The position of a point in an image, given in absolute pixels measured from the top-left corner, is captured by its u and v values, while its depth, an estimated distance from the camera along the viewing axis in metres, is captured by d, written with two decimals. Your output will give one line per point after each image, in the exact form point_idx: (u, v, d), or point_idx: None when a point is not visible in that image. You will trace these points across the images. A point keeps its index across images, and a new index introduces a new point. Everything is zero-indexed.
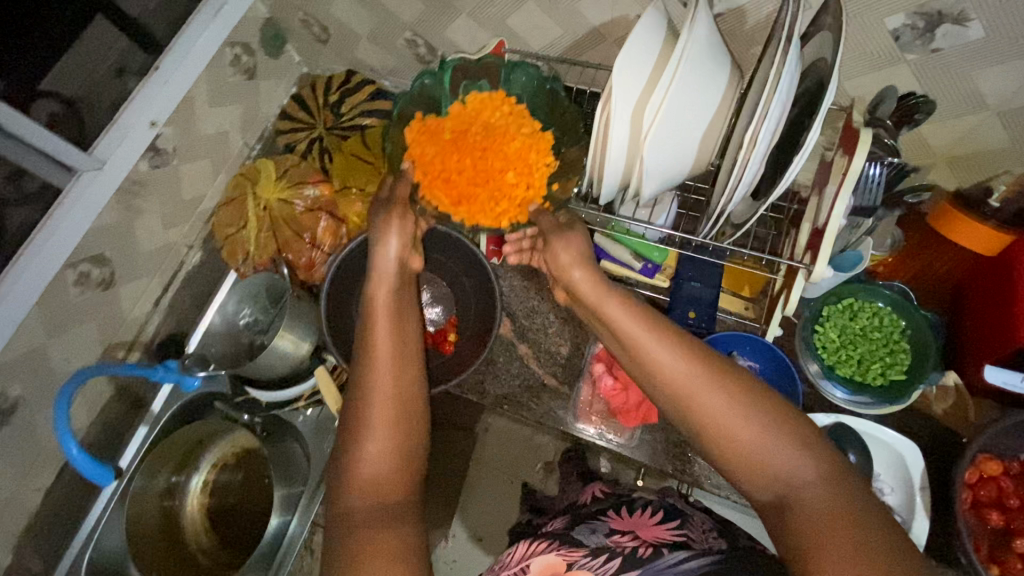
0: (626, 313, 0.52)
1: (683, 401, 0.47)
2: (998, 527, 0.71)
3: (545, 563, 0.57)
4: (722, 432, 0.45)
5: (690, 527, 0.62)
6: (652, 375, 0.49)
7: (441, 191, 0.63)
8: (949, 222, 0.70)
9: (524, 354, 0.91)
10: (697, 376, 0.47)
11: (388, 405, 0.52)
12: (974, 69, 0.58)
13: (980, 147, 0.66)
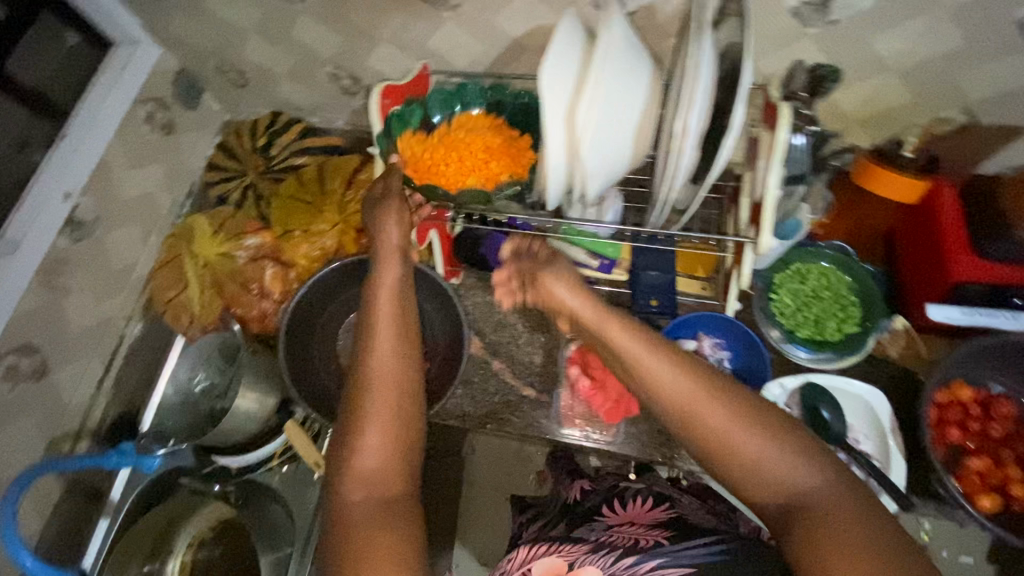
0: (630, 334, 0.50)
1: (690, 420, 0.46)
2: (955, 446, 0.75)
3: (547, 567, 0.55)
4: (732, 451, 0.44)
5: (679, 505, 0.70)
6: (651, 388, 0.48)
7: (429, 177, 0.69)
8: (873, 176, 0.74)
9: (499, 370, 0.91)
10: (697, 390, 0.46)
11: (387, 410, 0.51)
12: (869, 36, 0.62)
13: (887, 104, 0.71)
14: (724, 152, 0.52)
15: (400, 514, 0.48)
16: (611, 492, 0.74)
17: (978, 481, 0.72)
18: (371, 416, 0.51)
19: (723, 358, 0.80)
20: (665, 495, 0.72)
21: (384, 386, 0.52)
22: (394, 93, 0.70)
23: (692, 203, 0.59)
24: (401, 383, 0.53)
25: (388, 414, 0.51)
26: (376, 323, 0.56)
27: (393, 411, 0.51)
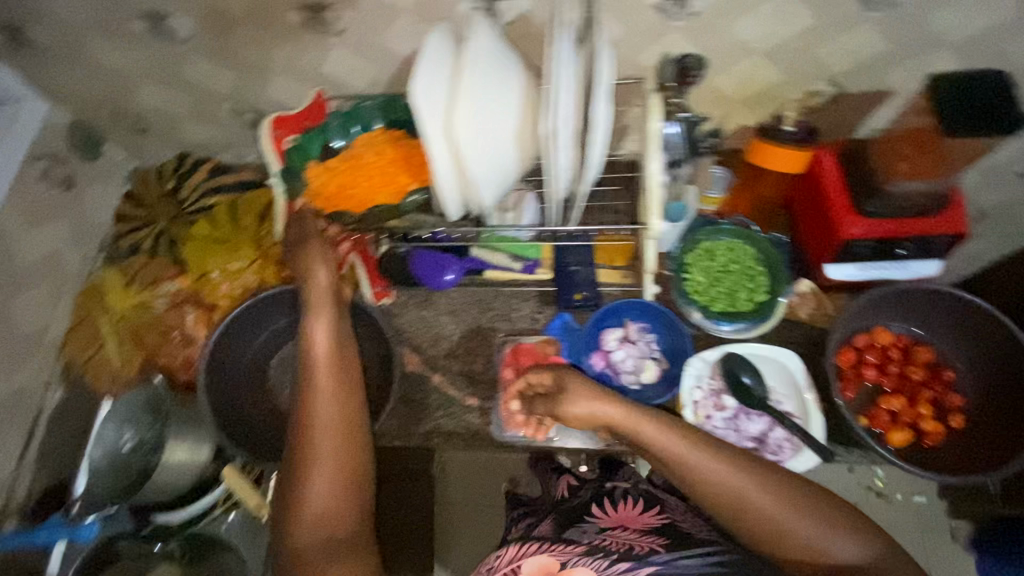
0: (658, 429, 0.58)
1: (734, 504, 0.53)
2: (869, 386, 0.80)
3: (539, 564, 0.55)
4: (775, 529, 0.52)
5: (672, 510, 0.67)
6: (708, 489, 0.54)
7: (333, 199, 0.69)
8: (760, 152, 0.79)
9: (439, 384, 0.92)
10: (745, 480, 0.54)
11: (334, 455, 0.55)
12: (731, 23, 0.67)
13: (761, 83, 0.76)
14: (596, 147, 0.54)
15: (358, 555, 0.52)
16: (598, 488, 0.74)
17: (888, 418, 0.77)
18: (318, 469, 0.54)
19: (647, 341, 0.84)
20: (655, 496, 0.71)
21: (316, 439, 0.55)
22: (286, 123, 0.71)
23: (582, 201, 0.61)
24: (347, 430, 0.56)
25: (333, 462, 0.55)
26: (315, 370, 0.58)
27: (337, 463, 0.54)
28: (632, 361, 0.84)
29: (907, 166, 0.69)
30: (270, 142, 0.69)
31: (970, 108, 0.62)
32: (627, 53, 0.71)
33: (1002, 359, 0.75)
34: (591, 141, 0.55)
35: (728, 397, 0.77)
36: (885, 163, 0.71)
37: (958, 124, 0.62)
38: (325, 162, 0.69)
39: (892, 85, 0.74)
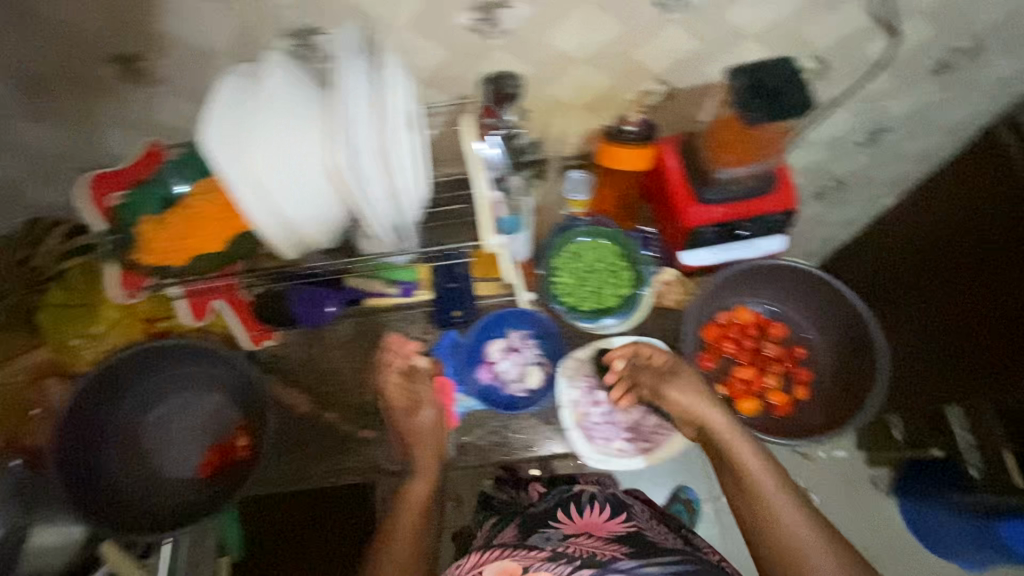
0: (731, 434, 0.71)
1: (757, 507, 0.67)
2: (729, 358, 0.88)
3: (501, 570, 0.62)
4: (801, 557, 0.62)
5: (638, 518, 0.72)
6: (769, 523, 0.65)
7: (167, 252, 0.68)
8: (607, 154, 0.82)
9: (334, 421, 0.90)
10: (777, 495, 0.66)
11: (413, 507, 0.75)
12: (547, 35, 0.69)
13: (595, 88, 0.80)
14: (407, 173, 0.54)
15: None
16: (564, 492, 0.77)
17: (741, 387, 0.87)
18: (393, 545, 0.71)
19: (529, 347, 0.87)
20: (622, 504, 0.75)
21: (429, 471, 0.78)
22: (109, 179, 0.68)
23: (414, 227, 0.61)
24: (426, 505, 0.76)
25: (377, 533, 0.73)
26: (416, 435, 0.79)
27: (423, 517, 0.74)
28: (518, 369, 0.86)
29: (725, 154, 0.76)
30: (91, 202, 0.67)
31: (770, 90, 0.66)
32: (458, 73, 0.73)
33: (846, 334, 0.85)
34: (393, 163, 0.53)
35: (603, 392, 0.84)
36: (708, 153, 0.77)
37: (760, 107, 0.66)
38: (154, 216, 0.66)
39: (713, 77, 0.80)
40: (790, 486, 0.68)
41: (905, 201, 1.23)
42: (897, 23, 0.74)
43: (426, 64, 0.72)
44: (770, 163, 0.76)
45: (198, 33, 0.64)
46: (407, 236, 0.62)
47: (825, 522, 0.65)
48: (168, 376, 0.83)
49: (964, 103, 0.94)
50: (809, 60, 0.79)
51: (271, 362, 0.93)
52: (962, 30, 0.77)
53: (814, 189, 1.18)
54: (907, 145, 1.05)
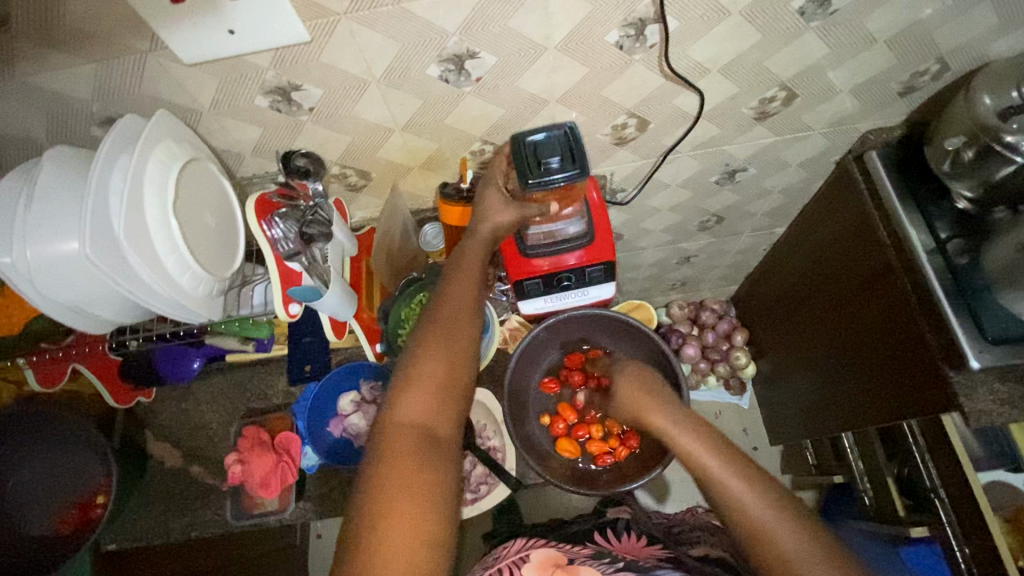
0: (698, 444, 0.69)
1: (753, 526, 0.62)
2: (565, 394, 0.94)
3: (545, 556, 0.74)
4: (781, 553, 0.59)
5: (673, 549, 0.81)
6: (746, 520, 0.62)
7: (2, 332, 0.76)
8: (446, 211, 0.86)
9: (201, 475, 0.93)
10: (757, 494, 0.63)
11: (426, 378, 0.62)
12: (351, 109, 0.73)
13: (425, 149, 0.84)
14: (164, 260, 0.59)
15: (428, 480, 0.56)
16: (602, 522, 0.89)
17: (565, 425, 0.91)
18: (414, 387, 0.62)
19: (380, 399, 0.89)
20: (657, 537, 0.85)
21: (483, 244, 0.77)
22: None
23: (200, 303, 0.65)
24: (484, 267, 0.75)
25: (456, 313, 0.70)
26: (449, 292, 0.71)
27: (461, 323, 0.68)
28: (367, 422, 0.88)
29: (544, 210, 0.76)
30: None
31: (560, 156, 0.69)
32: (279, 144, 0.78)
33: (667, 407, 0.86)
34: (157, 251, 0.58)
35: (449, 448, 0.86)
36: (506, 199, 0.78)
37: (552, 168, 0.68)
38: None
39: None
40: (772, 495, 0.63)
41: (792, 229, 1.25)
42: (697, 81, 0.78)
43: (246, 138, 0.76)
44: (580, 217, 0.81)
45: (12, 125, 0.68)
46: (205, 311, 0.67)
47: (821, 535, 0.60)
48: (24, 439, 0.85)
49: (806, 141, 0.97)
50: (624, 116, 0.82)
51: (143, 418, 0.97)
52: (768, 82, 0.80)
53: (696, 222, 1.21)
54: (770, 179, 1.08)
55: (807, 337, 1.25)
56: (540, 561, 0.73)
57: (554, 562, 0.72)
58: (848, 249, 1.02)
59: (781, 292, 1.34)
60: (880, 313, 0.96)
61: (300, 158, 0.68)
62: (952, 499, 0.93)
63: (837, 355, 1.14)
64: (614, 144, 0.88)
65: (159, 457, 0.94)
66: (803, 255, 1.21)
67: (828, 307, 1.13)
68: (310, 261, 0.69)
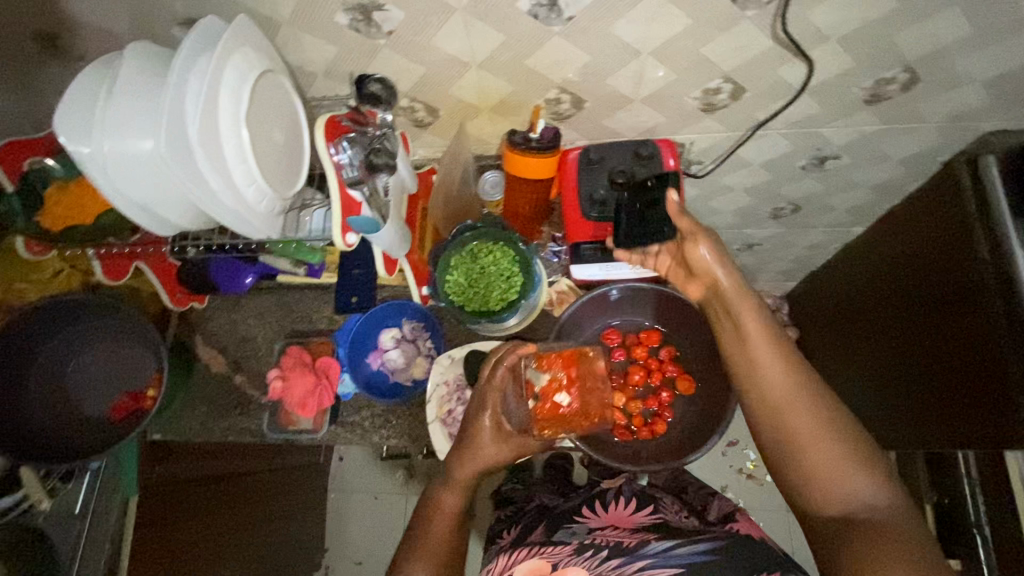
0: (753, 315, 0.68)
1: (778, 410, 0.62)
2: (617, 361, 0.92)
3: (531, 564, 0.71)
4: (783, 399, 0.63)
5: (661, 511, 0.82)
6: (761, 375, 0.65)
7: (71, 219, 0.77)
8: (509, 159, 0.83)
9: (241, 384, 0.97)
10: (778, 352, 0.65)
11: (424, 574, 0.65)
12: (429, 38, 0.70)
13: (499, 92, 0.80)
14: (232, 171, 0.58)
15: None
16: (592, 494, 0.90)
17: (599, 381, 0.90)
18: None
19: (422, 339, 0.90)
20: (647, 499, 0.86)
21: (465, 482, 0.75)
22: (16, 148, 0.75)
23: (262, 220, 0.65)
24: (459, 515, 0.73)
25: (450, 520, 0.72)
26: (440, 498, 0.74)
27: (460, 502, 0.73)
28: (405, 359, 0.89)
29: (543, 394, 0.80)
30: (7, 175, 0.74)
31: (628, 227, 0.74)
32: (353, 67, 0.75)
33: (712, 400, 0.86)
34: (226, 160, 0.58)
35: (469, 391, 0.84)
36: (500, 432, 0.77)
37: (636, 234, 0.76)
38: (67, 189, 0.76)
39: (616, 90, 0.78)
40: (808, 387, 0.63)
41: (872, 230, 1.16)
42: (810, 49, 0.70)
43: (321, 58, 0.74)
44: (652, 184, 0.76)
45: (100, 16, 0.69)
46: (265, 228, 0.67)
47: (849, 426, 0.60)
48: (94, 327, 0.91)
49: (915, 134, 0.87)
50: (718, 80, 0.75)
51: (195, 322, 1.01)
52: (889, 61, 0.72)
53: (768, 209, 1.13)
54: (861, 173, 0.98)
55: (867, 347, 1.17)
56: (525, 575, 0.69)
57: (540, 571, 0.69)
58: (936, 262, 0.93)
59: (844, 296, 1.26)
60: (958, 334, 0.89)
61: (375, 84, 0.65)
62: (994, 538, 0.88)
63: (896, 370, 1.07)
64: (700, 110, 0.81)
65: (205, 362, 0.99)
66: (879, 257, 1.12)
67: (897, 320, 1.06)
68: (371, 192, 0.68)
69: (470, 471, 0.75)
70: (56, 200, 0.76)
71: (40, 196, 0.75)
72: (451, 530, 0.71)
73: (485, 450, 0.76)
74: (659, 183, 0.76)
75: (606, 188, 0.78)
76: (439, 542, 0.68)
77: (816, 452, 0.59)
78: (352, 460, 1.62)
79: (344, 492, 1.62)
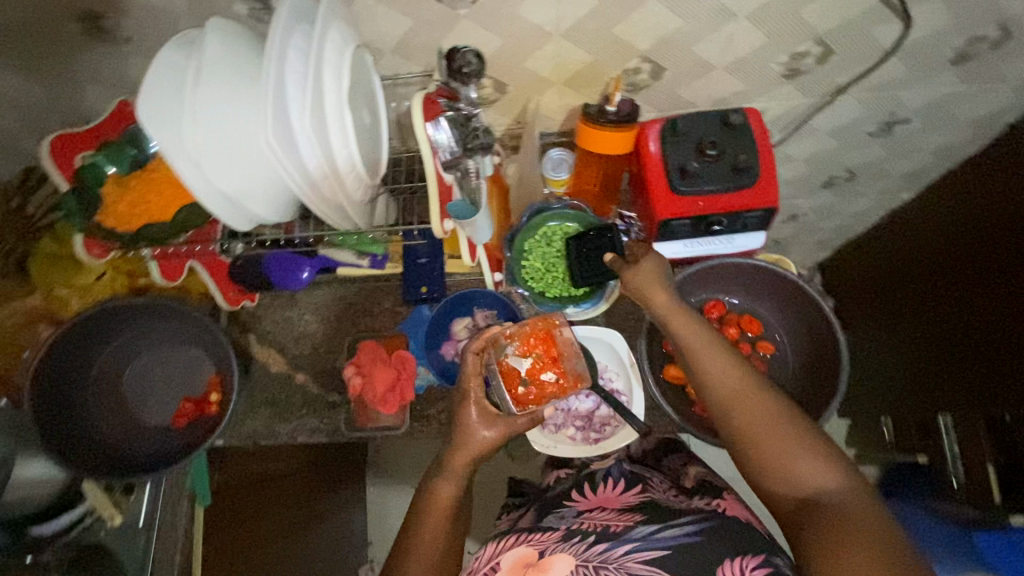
0: (693, 326, 0.65)
1: (734, 413, 0.60)
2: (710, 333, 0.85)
3: (517, 554, 0.67)
4: (733, 406, 0.60)
5: (650, 490, 0.77)
6: (709, 386, 0.62)
7: (128, 219, 0.71)
8: (584, 136, 0.79)
9: (304, 383, 0.93)
10: (721, 356, 0.62)
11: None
12: (515, 7, 0.65)
13: (576, 64, 0.76)
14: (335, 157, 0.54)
15: None
16: (582, 475, 0.85)
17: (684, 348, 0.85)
18: None
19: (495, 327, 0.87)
20: (637, 479, 0.80)
21: (459, 473, 0.70)
22: (68, 142, 0.71)
23: (355, 210, 0.61)
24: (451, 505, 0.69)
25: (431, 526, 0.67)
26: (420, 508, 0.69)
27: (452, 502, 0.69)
28: None
29: (530, 377, 0.81)
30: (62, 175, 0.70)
31: (584, 266, 0.81)
32: (427, 42, 0.70)
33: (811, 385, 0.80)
34: (329, 143, 0.53)
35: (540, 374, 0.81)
36: (486, 413, 0.72)
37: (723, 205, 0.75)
38: (126, 185, 0.70)
39: (701, 58, 0.74)
40: (755, 381, 0.61)
41: (925, 194, 1.15)
42: (909, 7, 0.68)
43: (395, 34, 0.69)
44: (745, 154, 0.73)
45: None
46: (358, 217, 0.62)
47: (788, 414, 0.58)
48: (155, 330, 0.86)
49: (990, 94, 0.86)
50: (809, 44, 0.73)
51: (248, 322, 0.96)
52: (986, 17, 0.70)
53: (823, 177, 1.11)
54: (926, 137, 0.97)
55: (914, 313, 1.17)
56: (511, 565, 0.65)
57: (525, 561, 0.65)
58: (998, 224, 0.93)
59: (890, 264, 1.25)
60: (1016, 299, 0.90)
61: (471, 55, 0.62)
62: None
63: (948, 334, 1.07)
64: (782, 76, 0.79)
65: (262, 362, 0.94)
66: (934, 223, 1.11)
67: (950, 287, 1.05)
68: (463, 173, 0.64)
69: (464, 459, 0.70)
70: (117, 198, 0.70)
71: (100, 194, 0.70)
72: (443, 527, 0.67)
73: (477, 437, 0.70)
74: (752, 153, 0.73)
75: (696, 159, 0.75)
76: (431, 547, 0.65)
77: (779, 449, 0.57)
78: (390, 453, 1.58)
79: (383, 488, 1.59)
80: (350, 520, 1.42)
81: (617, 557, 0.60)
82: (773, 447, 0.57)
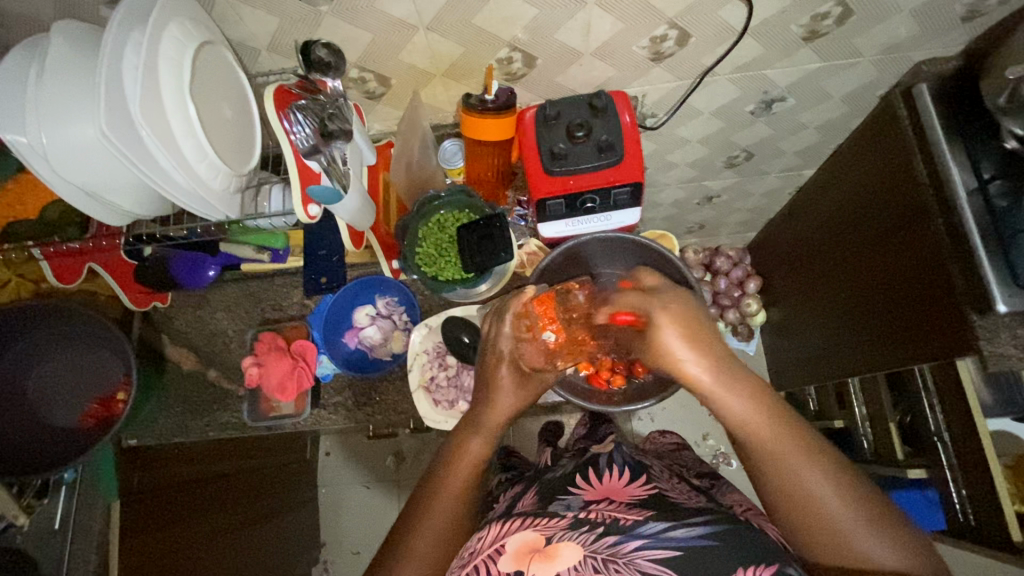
0: (735, 389, 0.61)
1: (775, 464, 0.57)
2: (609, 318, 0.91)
3: (523, 539, 0.59)
4: (775, 455, 0.57)
5: (659, 483, 0.74)
6: (749, 439, 0.59)
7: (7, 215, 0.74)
8: (463, 124, 0.83)
9: (217, 379, 0.96)
10: (768, 417, 0.59)
11: None
12: (373, 2, 0.68)
13: (452, 56, 0.79)
14: (183, 148, 0.57)
15: None
16: (585, 461, 0.82)
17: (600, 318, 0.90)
18: None
19: (396, 315, 0.92)
20: (640, 469, 0.78)
21: (492, 431, 0.73)
22: None
23: (216, 198, 0.64)
24: (479, 465, 0.70)
25: (436, 518, 0.64)
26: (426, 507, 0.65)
27: (454, 506, 0.65)
28: (382, 335, 0.91)
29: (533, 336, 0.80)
30: None
31: (471, 249, 0.84)
32: (297, 38, 0.73)
33: None
34: (175, 135, 0.56)
35: (450, 356, 0.86)
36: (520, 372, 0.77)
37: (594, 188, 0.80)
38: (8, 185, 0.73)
39: (566, 44, 0.78)
40: (794, 436, 0.58)
41: (821, 170, 1.20)
42: None
43: (264, 30, 0.72)
44: (607, 134, 0.78)
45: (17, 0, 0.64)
46: (223, 208, 0.66)
47: (845, 477, 0.55)
48: (57, 331, 0.86)
49: (854, 70, 0.91)
50: (664, 28, 0.77)
51: (161, 322, 0.98)
52: None
53: (723, 158, 1.16)
54: (807, 113, 1.02)
55: (821, 286, 1.23)
56: (516, 549, 0.57)
57: (531, 546, 0.57)
58: (884, 188, 0.94)
59: (796, 241, 1.31)
60: (903, 284, 0.92)
61: (322, 48, 0.65)
62: (954, 443, 0.96)
63: (852, 300, 1.11)
64: (649, 60, 0.83)
65: (176, 361, 0.97)
66: (834, 194, 1.12)
67: (862, 253, 1.05)
68: (328, 161, 0.67)
69: (497, 419, 0.74)
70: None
71: None
72: (444, 527, 0.63)
73: (506, 401, 0.75)
74: (616, 132, 0.78)
75: (565, 141, 0.79)
76: (441, 508, 0.65)
77: (833, 508, 0.53)
78: (339, 453, 1.62)
79: (335, 486, 1.61)
80: (300, 517, 1.44)
81: (627, 553, 0.55)
82: (828, 507, 0.54)
